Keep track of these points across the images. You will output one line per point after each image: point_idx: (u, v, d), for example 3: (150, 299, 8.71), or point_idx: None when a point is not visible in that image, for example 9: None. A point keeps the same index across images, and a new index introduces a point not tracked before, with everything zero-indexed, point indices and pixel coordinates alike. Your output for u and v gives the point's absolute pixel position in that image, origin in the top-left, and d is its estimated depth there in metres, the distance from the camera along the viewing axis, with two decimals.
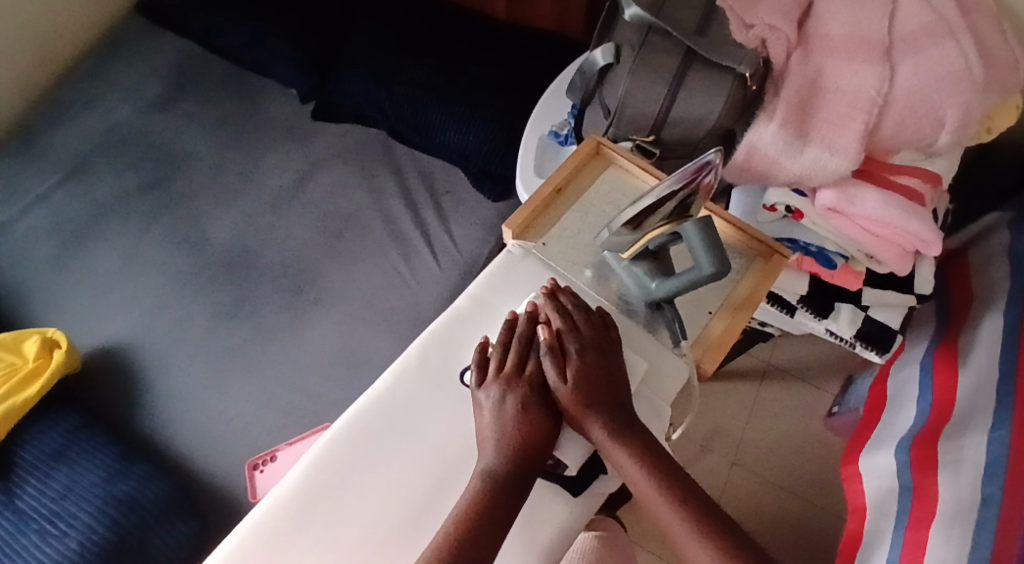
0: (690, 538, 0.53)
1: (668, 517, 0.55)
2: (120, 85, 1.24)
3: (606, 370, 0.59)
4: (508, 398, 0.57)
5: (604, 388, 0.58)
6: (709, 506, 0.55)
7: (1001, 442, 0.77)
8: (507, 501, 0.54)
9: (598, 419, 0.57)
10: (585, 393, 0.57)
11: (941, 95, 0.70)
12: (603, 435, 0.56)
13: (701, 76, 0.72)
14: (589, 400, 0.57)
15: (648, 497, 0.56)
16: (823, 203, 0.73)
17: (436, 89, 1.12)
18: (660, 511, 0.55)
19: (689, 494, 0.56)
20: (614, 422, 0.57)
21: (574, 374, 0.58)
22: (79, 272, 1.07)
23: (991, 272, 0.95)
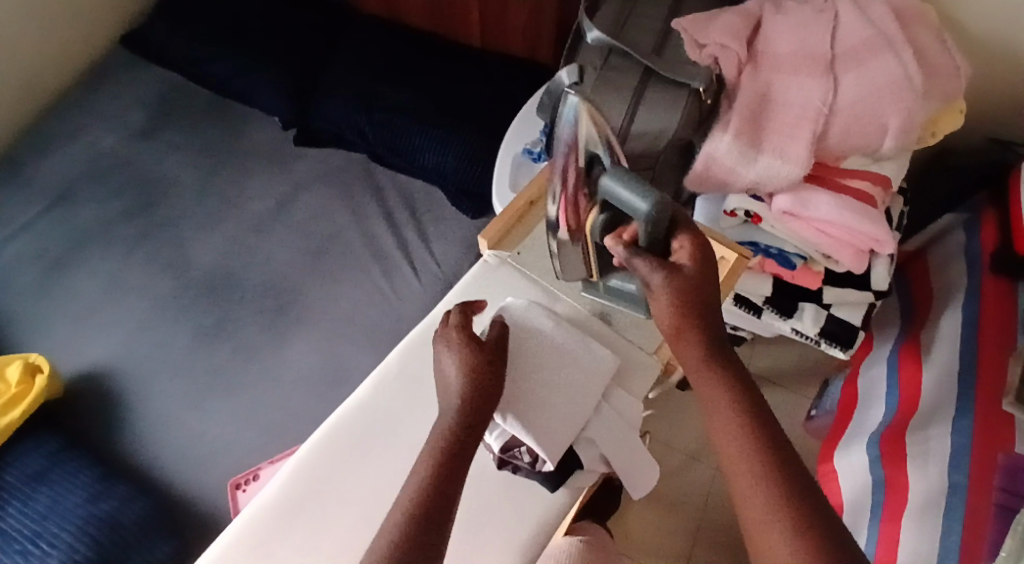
0: (744, 465, 0.48)
1: (727, 436, 0.50)
2: (102, 115, 1.27)
3: (710, 265, 0.55)
4: (451, 348, 0.59)
5: (707, 282, 0.54)
6: (777, 440, 0.49)
7: (965, 432, 0.81)
8: (456, 455, 0.54)
9: (695, 316, 0.53)
10: (685, 282, 0.54)
11: (884, 103, 0.75)
12: (696, 333, 0.53)
13: (661, 92, 0.77)
14: (689, 291, 0.53)
15: (720, 419, 0.51)
16: (779, 207, 0.78)
17: (413, 111, 1.16)
18: (721, 427, 0.51)
19: (771, 441, 0.49)
20: (705, 323, 0.53)
21: (677, 276, 0.54)
22: (63, 298, 1.09)
23: (949, 272, 0.99)
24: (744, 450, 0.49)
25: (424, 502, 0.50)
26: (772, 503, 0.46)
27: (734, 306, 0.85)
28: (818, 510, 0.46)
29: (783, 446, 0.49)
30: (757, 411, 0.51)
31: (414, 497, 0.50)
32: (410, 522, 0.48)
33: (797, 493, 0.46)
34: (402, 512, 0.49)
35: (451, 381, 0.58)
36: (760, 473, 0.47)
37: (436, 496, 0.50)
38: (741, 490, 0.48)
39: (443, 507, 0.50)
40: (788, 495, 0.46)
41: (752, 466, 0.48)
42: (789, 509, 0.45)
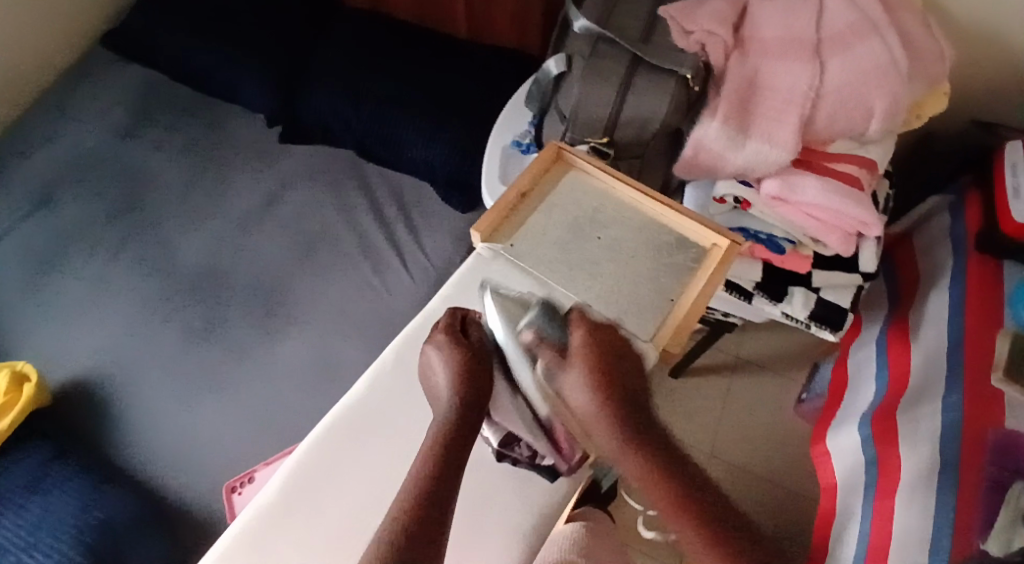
0: (694, 540, 0.54)
1: (675, 520, 0.55)
2: (84, 115, 1.26)
3: (618, 352, 0.61)
4: (444, 350, 0.63)
5: (620, 373, 0.60)
6: (717, 505, 0.56)
7: (954, 409, 0.82)
8: (451, 460, 0.58)
9: (620, 416, 0.59)
10: (603, 382, 0.59)
11: (869, 87, 0.76)
12: (623, 433, 0.58)
13: (648, 80, 0.77)
14: (608, 387, 0.59)
15: (644, 481, 0.57)
16: (768, 192, 0.79)
17: (400, 105, 1.16)
18: (667, 512, 0.56)
19: (696, 492, 0.56)
20: (630, 416, 0.59)
21: (582, 365, 0.59)
22: (49, 301, 1.08)
23: (936, 254, 1.01)
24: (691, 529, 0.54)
25: (429, 489, 0.55)
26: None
27: (726, 292, 0.84)
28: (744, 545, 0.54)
29: (706, 496, 0.56)
30: (695, 484, 0.57)
31: (404, 505, 0.54)
32: (415, 511, 0.53)
33: (744, 553, 0.53)
34: (392, 517, 0.53)
35: (440, 383, 0.62)
36: (690, 522, 0.55)
37: (439, 480, 0.56)
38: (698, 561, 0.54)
39: (447, 488, 0.56)
40: (739, 555, 0.53)
41: (702, 538, 0.54)
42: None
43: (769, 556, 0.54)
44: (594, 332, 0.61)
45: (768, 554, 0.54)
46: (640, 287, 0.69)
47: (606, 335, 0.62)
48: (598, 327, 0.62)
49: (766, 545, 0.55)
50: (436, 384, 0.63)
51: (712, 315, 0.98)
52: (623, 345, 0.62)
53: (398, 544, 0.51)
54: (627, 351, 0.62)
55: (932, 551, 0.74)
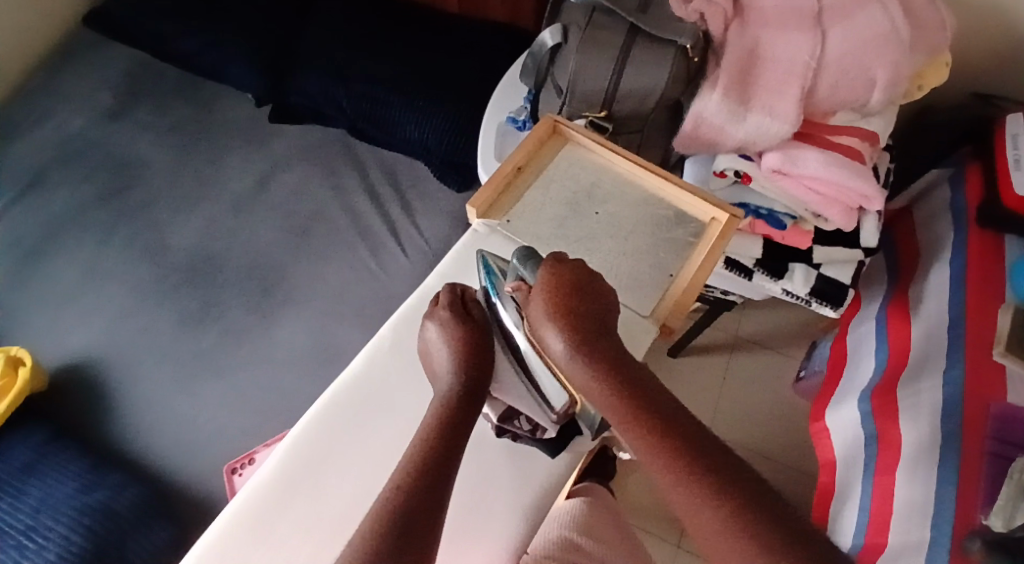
0: (667, 474, 0.50)
1: (646, 455, 0.51)
2: (70, 98, 1.23)
3: (586, 286, 0.59)
4: (442, 327, 0.63)
5: (588, 307, 0.58)
6: (693, 436, 0.51)
7: (955, 382, 0.81)
8: (453, 432, 0.57)
9: (590, 351, 0.56)
10: (567, 318, 0.57)
11: (870, 56, 0.75)
12: (591, 369, 0.55)
13: (646, 50, 0.75)
14: (575, 325, 0.56)
15: (615, 415, 0.54)
16: (769, 165, 0.77)
17: (393, 83, 1.14)
18: (640, 447, 0.52)
19: (670, 424, 0.52)
20: (600, 352, 0.56)
21: (545, 297, 0.58)
22: (40, 287, 1.06)
23: (935, 228, 1.00)
24: (661, 463, 0.50)
25: (428, 461, 0.54)
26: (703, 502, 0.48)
27: (725, 270, 0.83)
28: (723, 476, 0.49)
29: (681, 428, 0.52)
30: (667, 418, 0.52)
31: (403, 477, 0.53)
32: (415, 483, 0.52)
33: (723, 483, 0.48)
34: (389, 490, 0.52)
35: (442, 357, 0.62)
36: (662, 455, 0.51)
37: (441, 454, 0.55)
38: (674, 497, 0.50)
39: (448, 462, 0.55)
40: (716, 482, 0.48)
41: (673, 471, 0.50)
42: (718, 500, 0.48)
43: (753, 484, 0.49)
44: (558, 268, 0.59)
45: (753, 483, 0.49)
46: (639, 263, 0.68)
47: (574, 270, 0.59)
48: (568, 263, 0.60)
49: (751, 474, 0.49)
50: (437, 363, 0.62)
51: (711, 292, 0.97)
52: (594, 279, 0.60)
53: (392, 513, 0.50)
54: (600, 288, 0.60)
55: (934, 523, 0.74)
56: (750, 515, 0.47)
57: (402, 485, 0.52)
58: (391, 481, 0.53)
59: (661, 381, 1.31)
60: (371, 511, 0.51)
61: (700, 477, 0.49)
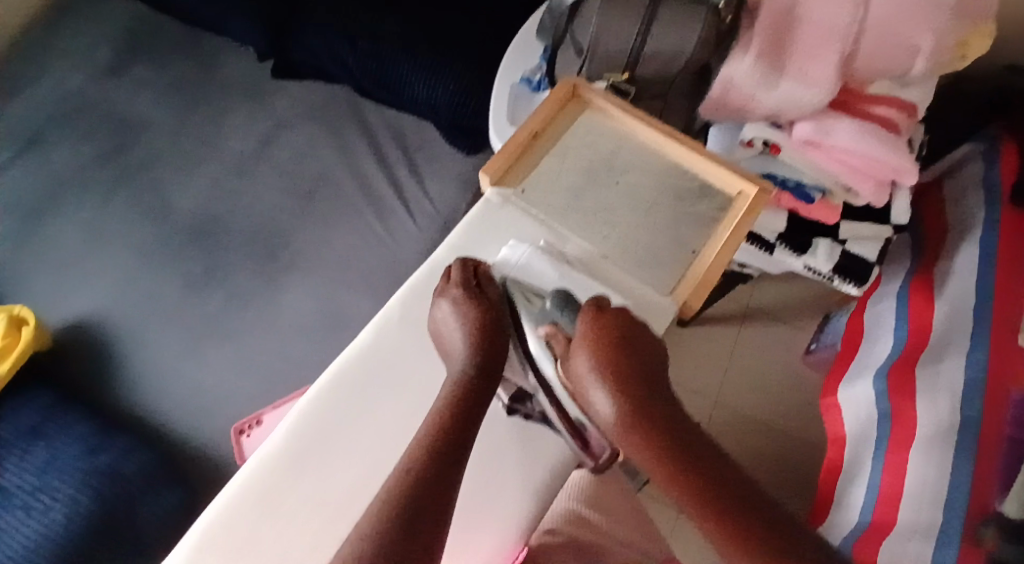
0: (731, 545, 0.48)
1: (703, 524, 0.50)
2: (69, 51, 1.19)
3: (631, 340, 0.57)
4: (456, 307, 0.60)
5: (636, 365, 0.56)
6: (754, 505, 0.50)
7: (978, 365, 0.78)
8: (469, 413, 0.55)
9: (640, 411, 0.54)
10: (614, 374, 0.54)
11: (918, 20, 0.69)
12: (644, 432, 0.53)
13: (675, 9, 0.70)
14: (621, 383, 0.54)
15: (667, 485, 0.52)
16: (800, 135, 0.73)
17: (401, 38, 1.08)
18: (699, 517, 0.50)
19: (726, 490, 0.50)
20: (651, 412, 0.54)
21: (584, 351, 0.55)
22: (40, 246, 1.04)
23: (966, 204, 0.95)
24: (724, 533, 0.49)
25: (437, 447, 0.52)
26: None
27: (746, 244, 0.80)
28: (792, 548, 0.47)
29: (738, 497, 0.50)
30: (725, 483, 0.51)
31: (415, 462, 0.51)
32: (425, 472, 0.50)
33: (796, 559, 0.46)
34: (400, 474, 0.50)
35: (454, 337, 0.59)
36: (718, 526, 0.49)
37: (451, 439, 0.53)
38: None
39: (458, 448, 0.53)
40: (786, 559, 0.47)
41: (739, 544, 0.48)
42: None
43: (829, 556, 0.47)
44: (601, 321, 0.57)
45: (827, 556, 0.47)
46: (660, 237, 0.65)
47: (618, 322, 0.57)
48: (608, 311, 0.58)
49: (824, 547, 0.48)
50: (448, 342, 0.60)
51: (729, 266, 0.93)
52: (633, 327, 0.58)
53: (403, 501, 0.48)
54: (644, 341, 0.58)
55: (947, 510, 0.72)
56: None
57: (412, 472, 0.50)
58: (399, 467, 0.51)
59: (669, 352, 1.28)
60: (378, 497, 0.50)
61: (770, 550, 0.47)
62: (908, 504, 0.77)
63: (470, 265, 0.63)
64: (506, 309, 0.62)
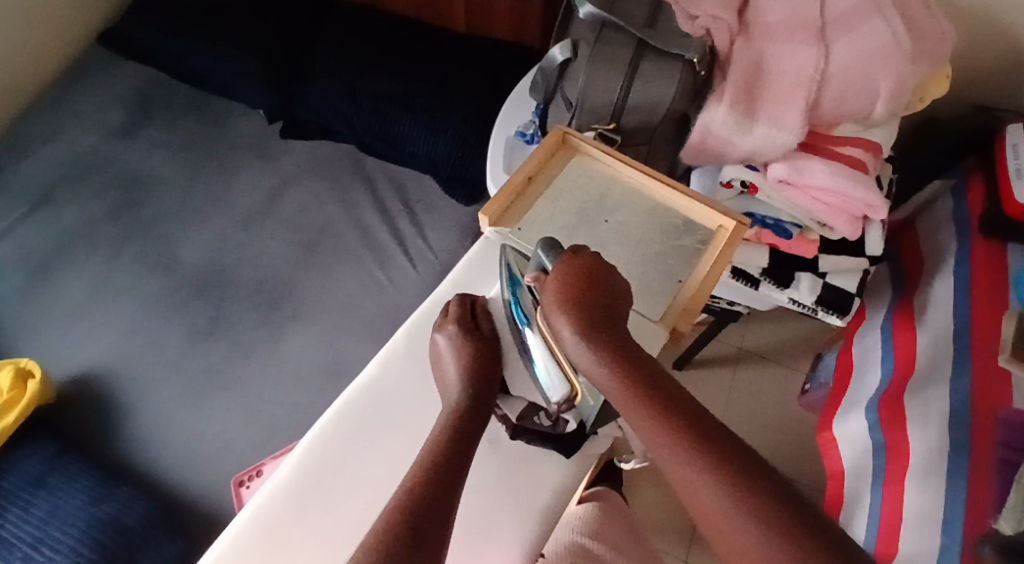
0: (658, 438, 0.52)
1: (651, 435, 0.53)
2: (82, 115, 1.25)
3: (598, 275, 0.59)
4: (454, 335, 0.64)
5: (599, 298, 0.58)
6: (693, 418, 0.53)
7: (963, 391, 0.81)
8: (467, 435, 0.59)
9: (597, 337, 0.57)
10: (579, 303, 0.57)
11: (875, 69, 0.77)
12: (599, 354, 0.56)
13: (655, 64, 0.77)
14: (585, 314, 0.57)
15: (621, 406, 0.55)
16: (775, 176, 0.79)
17: (401, 99, 1.16)
18: (642, 425, 0.53)
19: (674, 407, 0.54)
20: (608, 338, 0.57)
21: (553, 284, 0.59)
22: (50, 301, 1.08)
23: (938, 238, 1.01)
24: (664, 441, 0.52)
25: (441, 465, 0.55)
26: (705, 478, 0.49)
27: (732, 279, 0.84)
28: (733, 457, 0.50)
29: (685, 412, 0.53)
30: (671, 400, 0.54)
31: (418, 473, 0.54)
32: (429, 484, 0.53)
33: (725, 459, 0.50)
34: (403, 488, 0.53)
35: (451, 371, 0.63)
36: (669, 439, 0.52)
37: (452, 457, 0.56)
38: (673, 472, 0.51)
39: (457, 468, 0.55)
40: (729, 461, 0.50)
41: (681, 456, 0.51)
42: (718, 474, 0.49)
43: (755, 463, 0.50)
44: (573, 261, 0.59)
45: (754, 462, 0.50)
46: (647, 269, 0.69)
47: (587, 261, 0.60)
48: (583, 254, 0.60)
49: (756, 455, 0.51)
50: (445, 374, 0.64)
51: (717, 303, 0.97)
52: (605, 267, 0.60)
53: (411, 509, 0.51)
54: (613, 277, 0.60)
55: (946, 532, 0.74)
56: (750, 491, 0.48)
57: (417, 483, 0.53)
58: (405, 482, 0.53)
59: None
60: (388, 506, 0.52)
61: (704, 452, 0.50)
62: (909, 530, 0.78)
63: (464, 301, 0.68)
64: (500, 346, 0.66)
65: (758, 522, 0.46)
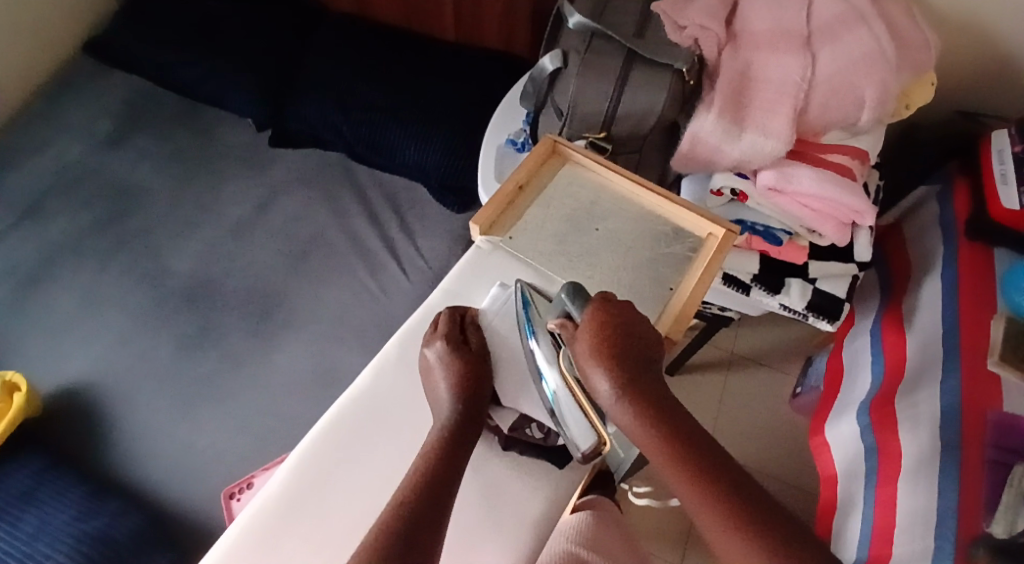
0: (693, 495, 0.53)
1: (685, 492, 0.54)
2: (70, 124, 1.24)
3: (628, 327, 0.61)
4: (444, 350, 0.64)
5: (632, 351, 0.60)
6: (730, 478, 0.53)
7: (952, 392, 0.81)
8: (458, 448, 0.59)
9: (630, 389, 0.58)
10: (611, 356, 0.59)
11: (860, 76, 0.78)
12: (635, 408, 0.57)
13: (644, 73, 0.78)
14: (618, 366, 0.58)
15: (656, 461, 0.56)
16: (764, 183, 0.80)
17: (391, 108, 1.16)
18: (680, 484, 0.54)
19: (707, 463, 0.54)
20: (642, 392, 0.58)
21: (584, 336, 0.60)
22: (37, 313, 1.07)
23: (926, 242, 1.02)
24: (703, 501, 0.52)
25: (430, 480, 0.55)
26: (745, 541, 0.50)
27: (723, 285, 0.85)
28: (767, 518, 0.51)
29: (720, 470, 0.54)
30: (708, 458, 0.54)
31: (410, 488, 0.54)
32: (420, 501, 0.53)
33: (764, 523, 0.50)
34: (394, 502, 0.53)
35: (440, 387, 0.62)
36: (704, 497, 0.52)
37: (443, 474, 0.56)
38: (712, 532, 0.52)
39: (448, 482, 0.56)
40: (765, 523, 0.50)
41: (716, 514, 0.51)
42: (758, 539, 0.49)
43: (793, 527, 0.50)
44: (604, 312, 0.61)
45: (794, 525, 0.51)
46: (637, 277, 0.70)
47: (617, 312, 0.61)
48: (614, 305, 0.62)
49: (794, 517, 0.51)
50: (435, 390, 0.63)
51: (708, 309, 0.98)
52: (635, 318, 0.62)
53: (401, 527, 0.51)
54: (642, 329, 0.62)
55: (937, 533, 0.73)
56: (790, 556, 0.48)
57: (408, 500, 0.53)
58: (396, 496, 0.53)
59: None
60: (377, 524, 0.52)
61: (744, 513, 0.51)
62: (901, 532, 0.79)
63: (454, 315, 0.68)
64: (489, 360, 0.66)
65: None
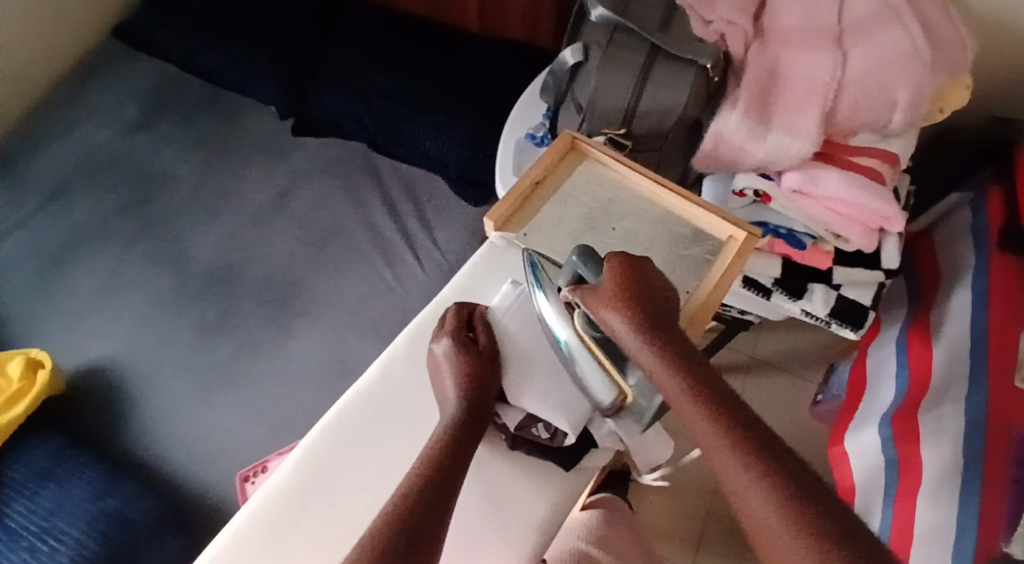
0: (716, 440, 0.49)
1: (709, 439, 0.50)
2: (100, 109, 1.26)
3: (646, 282, 0.58)
4: (452, 346, 0.63)
5: (653, 304, 0.57)
6: (746, 420, 0.50)
7: (978, 407, 0.78)
8: (461, 448, 0.57)
9: (653, 337, 0.55)
10: (630, 303, 0.56)
11: (893, 76, 0.75)
12: (660, 348, 0.54)
13: (667, 70, 0.76)
14: (639, 312, 0.56)
15: (679, 406, 0.52)
16: (788, 185, 0.77)
17: (413, 100, 1.15)
18: (699, 427, 0.50)
19: (735, 412, 0.50)
20: (669, 339, 0.55)
21: (603, 284, 0.58)
22: (63, 294, 1.08)
23: (956, 251, 0.98)
24: (722, 444, 0.49)
25: (432, 477, 0.54)
26: (757, 487, 0.46)
27: (743, 288, 0.83)
28: (793, 476, 0.47)
29: (745, 419, 0.50)
30: (730, 407, 0.51)
31: (413, 483, 0.53)
32: (420, 497, 0.52)
33: (785, 473, 0.47)
34: (397, 497, 0.52)
35: (448, 385, 0.61)
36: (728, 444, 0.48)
37: (445, 468, 0.55)
38: (724, 475, 0.48)
39: (451, 479, 0.54)
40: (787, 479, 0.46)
41: (740, 461, 0.47)
42: (781, 487, 0.46)
43: (805, 477, 0.47)
44: (620, 267, 0.58)
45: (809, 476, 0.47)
46: None
47: (637, 264, 0.59)
48: (629, 264, 0.59)
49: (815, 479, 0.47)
50: (442, 387, 0.62)
51: (728, 312, 0.96)
52: (654, 276, 0.59)
53: (400, 521, 0.49)
54: (660, 286, 0.59)
55: (956, 550, 0.71)
56: (807, 512, 0.44)
57: (408, 495, 0.52)
58: (398, 490, 0.52)
59: None
60: (377, 516, 0.51)
61: (769, 468, 0.47)
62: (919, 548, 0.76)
63: (463, 313, 0.67)
64: (500, 360, 0.65)
65: (818, 547, 0.43)
